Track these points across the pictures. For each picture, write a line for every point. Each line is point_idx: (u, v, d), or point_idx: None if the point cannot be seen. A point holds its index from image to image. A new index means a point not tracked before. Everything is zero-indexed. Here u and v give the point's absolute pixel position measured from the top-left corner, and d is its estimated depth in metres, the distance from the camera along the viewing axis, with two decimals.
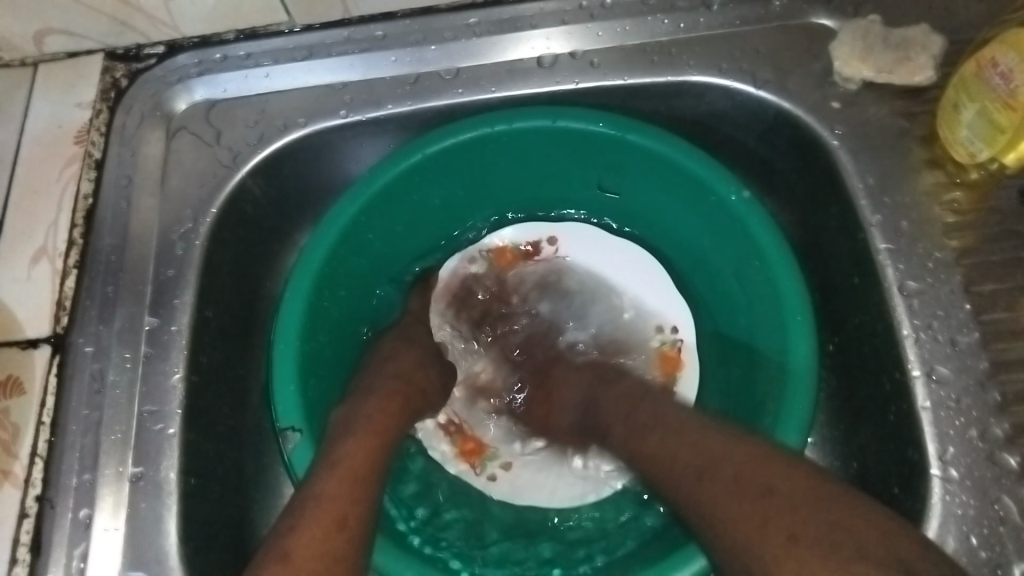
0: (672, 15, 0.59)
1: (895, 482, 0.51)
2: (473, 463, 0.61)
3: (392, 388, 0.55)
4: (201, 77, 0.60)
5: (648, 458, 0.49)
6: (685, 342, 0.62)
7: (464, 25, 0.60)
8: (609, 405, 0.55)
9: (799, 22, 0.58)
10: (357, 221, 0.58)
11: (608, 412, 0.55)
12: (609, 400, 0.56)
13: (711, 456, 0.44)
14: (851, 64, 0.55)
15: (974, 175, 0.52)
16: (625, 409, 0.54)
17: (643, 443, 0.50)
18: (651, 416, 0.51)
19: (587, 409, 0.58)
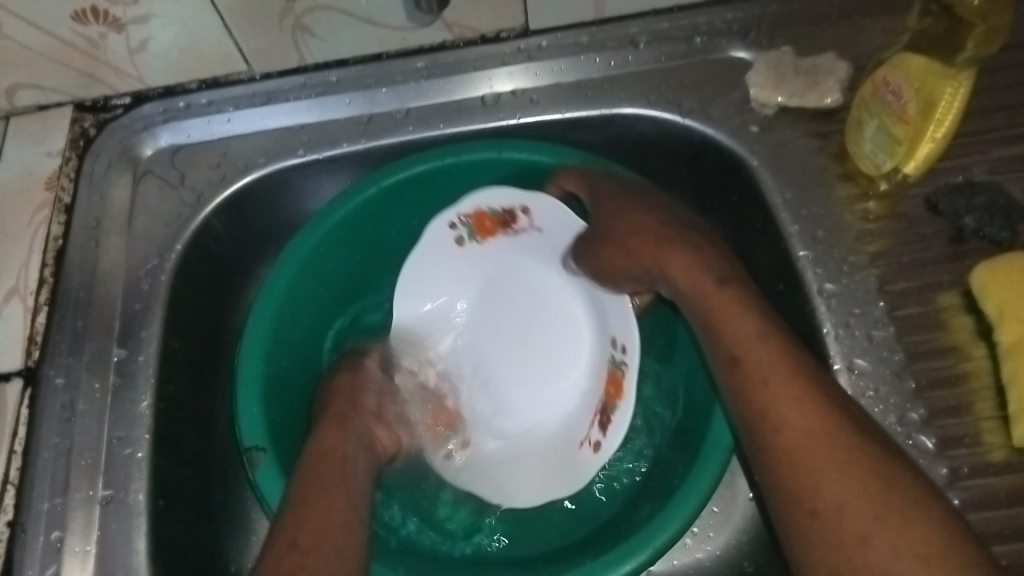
0: (603, 53, 0.64)
1: None
2: (442, 431, 0.64)
3: (334, 414, 0.58)
4: (167, 124, 0.64)
5: (755, 372, 0.48)
6: (630, 367, 0.61)
7: (412, 69, 0.64)
8: (749, 308, 0.51)
9: (718, 56, 0.63)
10: (309, 258, 0.61)
11: (740, 324, 0.50)
12: (705, 275, 0.54)
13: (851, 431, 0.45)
14: (765, 90, 0.61)
15: (884, 184, 0.57)
16: (717, 277, 0.53)
17: (790, 392, 0.47)
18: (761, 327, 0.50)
19: (716, 283, 0.53)
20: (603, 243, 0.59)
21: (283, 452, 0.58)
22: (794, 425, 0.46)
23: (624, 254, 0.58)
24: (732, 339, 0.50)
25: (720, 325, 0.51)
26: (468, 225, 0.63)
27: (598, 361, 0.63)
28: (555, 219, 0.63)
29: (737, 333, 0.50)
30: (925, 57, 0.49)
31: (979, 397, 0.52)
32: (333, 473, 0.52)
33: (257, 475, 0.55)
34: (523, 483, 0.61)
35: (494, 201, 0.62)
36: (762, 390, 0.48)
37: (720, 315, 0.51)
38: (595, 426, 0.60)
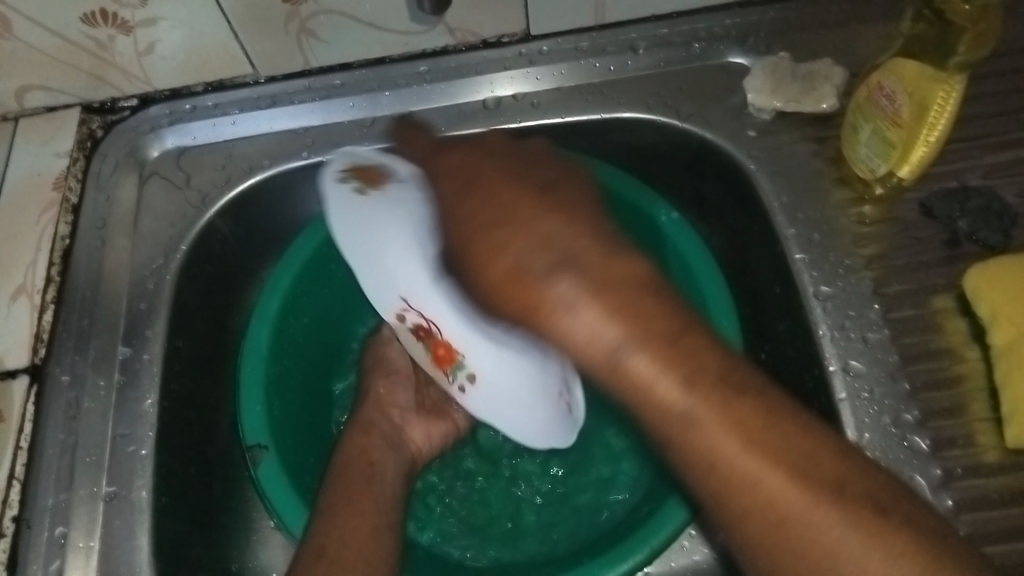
0: (602, 59, 0.65)
1: None
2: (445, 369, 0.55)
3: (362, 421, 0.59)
4: (173, 126, 0.65)
5: (661, 411, 0.40)
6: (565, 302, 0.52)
7: (415, 73, 0.65)
8: (660, 361, 0.39)
9: (716, 62, 0.65)
10: (301, 288, 0.62)
11: (665, 392, 0.39)
12: (610, 305, 0.39)
13: (782, 442, 0.38)
14: (762, 95, 0.61)
15: (879, 189, 0.58)
16: (615, 297, 0.40)
17: (749, 447, 0.38)
18: (664, 342, 0.39)
19: (610, 357, 0.40)
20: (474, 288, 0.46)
21: (288, 450, 0.58)
22: (773, 496, 0.37)
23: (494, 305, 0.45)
24: (665, 419, 0.40)
25: (650, 394, 0.39)
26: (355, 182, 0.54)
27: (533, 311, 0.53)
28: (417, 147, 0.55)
29: (660, 403, 0.39)
30: (918, 62, 0.50)
31: (973, 398, 0.53)
32: (362, 479, 0.53)
33: (261, 471, 0.55)
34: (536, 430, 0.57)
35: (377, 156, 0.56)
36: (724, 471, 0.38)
37: (636, 390, 0.40)
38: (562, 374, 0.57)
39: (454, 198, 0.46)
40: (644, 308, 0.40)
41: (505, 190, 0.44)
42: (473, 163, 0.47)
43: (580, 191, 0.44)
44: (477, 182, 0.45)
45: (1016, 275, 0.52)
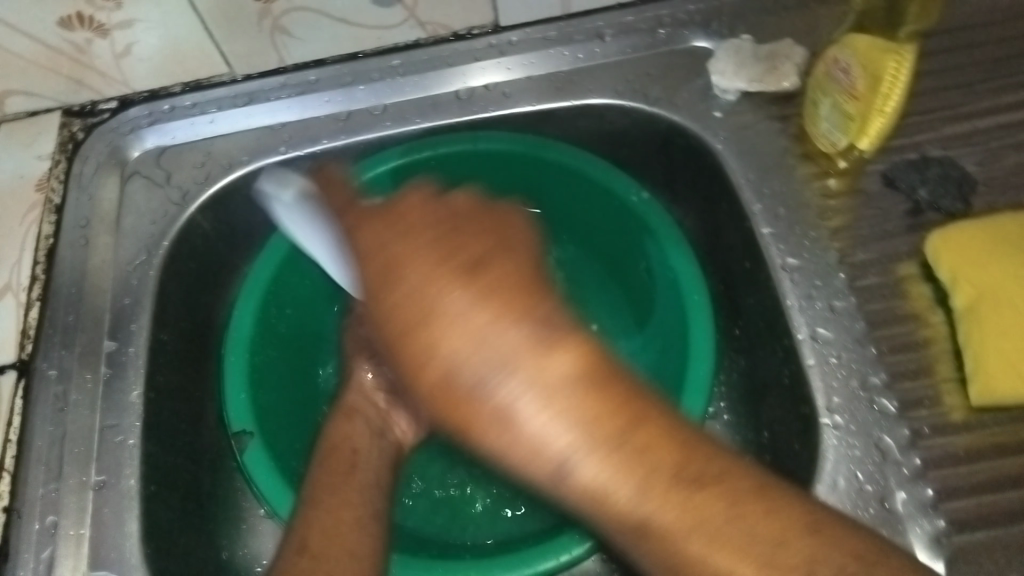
0: (571, 47, 0.67)
1: (796, 439, 0.57)
2: None
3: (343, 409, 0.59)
4: (152, 126, 0.67)
5: (625, 523, 0.34)
6: None
7: (388, 66, 0.67)
8: (619, 471, 0.33)
9: (682, 46, 0.67)
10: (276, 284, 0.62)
11: (621, 493, 0.34)
12: (556, 414, 0.33)
13: (758, 536, 0.34)
14: (726, 76, 0.63)
15: (842, 163, 0.59)
16: (560, 400, 0.33)
17: (720, 552, 0.33)
18: (620, 451, 0.34)
19: (562, 466, 0.33)
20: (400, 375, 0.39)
21: (273, 436, 0.59)
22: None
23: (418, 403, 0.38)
24: (623, 520, 0.34)
25: (606, 498, 0.34)
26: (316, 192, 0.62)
27: None
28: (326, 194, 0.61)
29: (616, 506, 0.34)
30: (870, 35, 0.52)
31: (939, 359, 0.55)
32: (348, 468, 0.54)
33: (248, 456, 0.56)
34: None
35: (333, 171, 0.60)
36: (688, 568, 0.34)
37: (590, 494, 0.34)
38: None
39: (360, 277, 0.38)
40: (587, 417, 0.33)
41: (416, 267, 0.35)
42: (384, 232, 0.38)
43: (515, 262, 0.35)
44: (397, 266, 0.36)
45: (978, 240, 0.54)
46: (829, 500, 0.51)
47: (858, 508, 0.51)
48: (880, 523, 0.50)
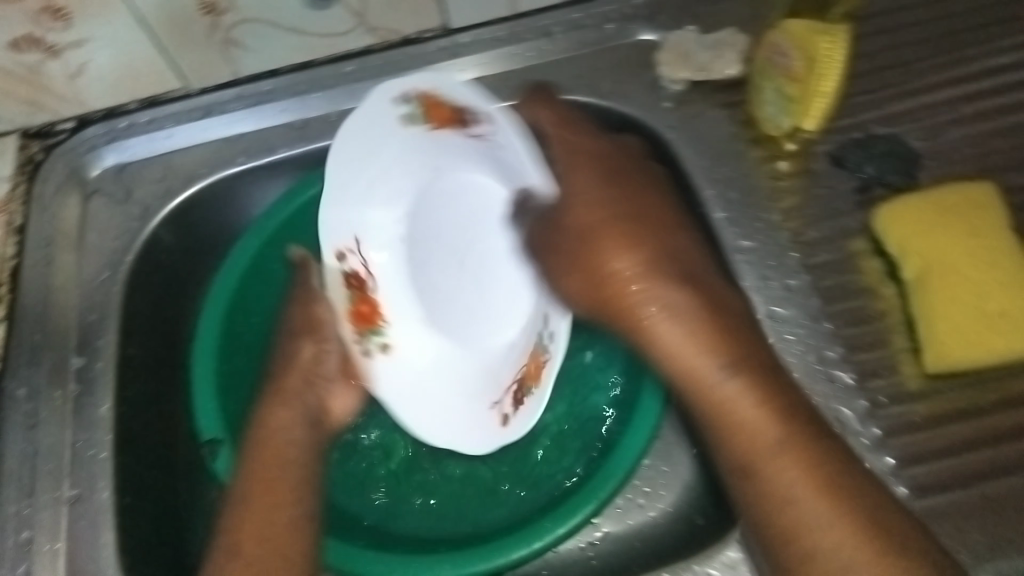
0: (522, 46, 0.68)
1: None
2: (359, 330, 0.52)
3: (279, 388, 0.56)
4: (110, 144, 0.67)
5: (734, 421, 0.45)
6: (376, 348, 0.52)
7: (342, 72, 0.68)
8: (749, 387, 0.45)
9: (629, 40, 0.68)
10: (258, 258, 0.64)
11: (750, 424, 0.45)
12: (722, 340, 0.46)
13: (812, 461, 0.44)
14: (671, 66, 0.65)
15: (791, 145, 0.61)
16: (699, 336, 0.46)
17: (796, 469, 0.44)
18: (729, 377, 0.45)
19: (703, 378, 0.46)
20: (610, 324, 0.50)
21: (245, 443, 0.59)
22: (800, 506, 0.44)
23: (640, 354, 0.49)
24: (728, 444, 0.46)
25: (728, 421, 0.46)
26: (416, 101, 0.52)
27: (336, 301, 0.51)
28: (475, 148, 0.54)
29: (753, 429, 0.45)
30: (802, 19, 0.53)
31: (893, 331, 0.56)
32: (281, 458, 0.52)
33: (220, 463, 0.56)
34: (472, 431, 0.57)
35: (452, 94, 0.54)
36: (778, 490, 0.44)
37: (738, 415, 0.45)
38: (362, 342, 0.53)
39: (620, 253, 0.48)
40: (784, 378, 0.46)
41: (611, 224, 0.49)
42: (570, 222, 0.51)
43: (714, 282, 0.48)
44: (592, 236, 0.49)
45: (927, 216, 0.55)
46: None
47: None
48: None
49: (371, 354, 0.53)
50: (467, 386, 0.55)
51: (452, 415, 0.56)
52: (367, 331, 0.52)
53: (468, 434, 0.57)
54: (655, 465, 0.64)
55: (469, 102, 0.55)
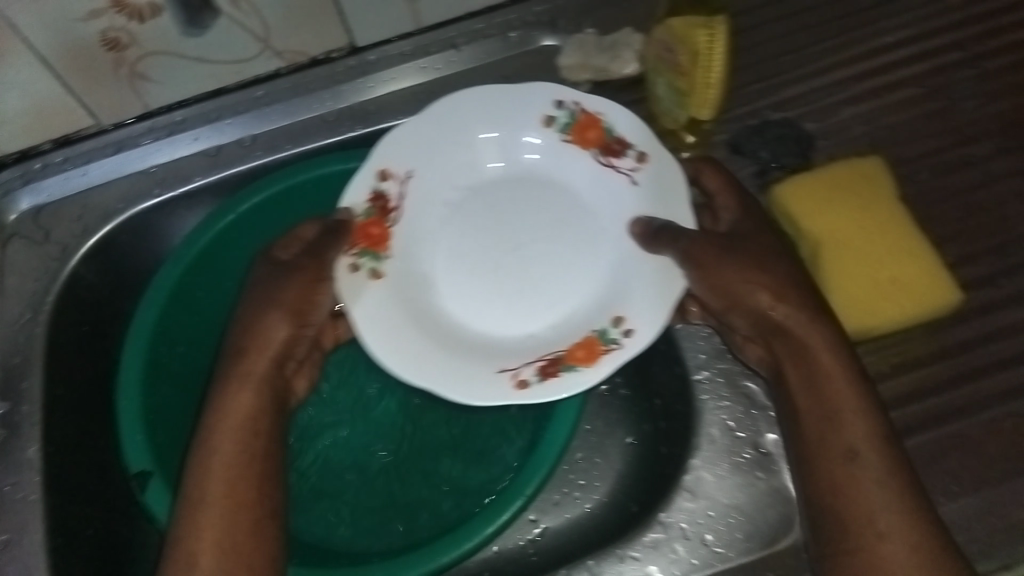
0: (428, 59, 0.69)
1: (677, 400, 0.60)
2: (358, 244, 0.59)
3: (243, 367, 0.56)
4: (26, 186, 0.67)
5: (824, 424, 0.50)
6: (372, 262, 0.59)
7: (252, 97, 0.68)
8: (864, 402, 0.50)
9: (533, 47, 0.70)
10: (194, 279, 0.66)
11: (850, 424, 0.50)
12: (831, 351, 0.52)
13: (893, 479, 0.48)
14: (572, 68, 0.67)
15: (691, 137, 0.63)
16: (844, 354, 0.52)
17: (875, 471, 0.48)
18: (850, 389, 0.51)
19: (848, 380, 0.51)
20: (745, 329, 0.56)
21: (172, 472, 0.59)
22: (872, 513, 0.48)
23: (778, 363, 0.54)
24: (828, 443, 0.50)
25: (833, 420, 0.50)
26: (570, 118, 0.61)
27: (355, 207, 0.59)
28: (608, 189, 0.62)
29: (849, 431, 0.50)
30: (683, 16, 0.55)
31: None
32: (247, 447, 0.53)
33: (147, 495, 0.56)
34: (461, 379, 0.56)
35: (616, 125, 0.60)
36: (855, 486, 0.48)
37: (839, 414, 0.50)
38: (356, 251, 0.59)
39: (753, 277, 0.54)
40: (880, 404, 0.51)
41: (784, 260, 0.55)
42: (736, 238, 0.56)
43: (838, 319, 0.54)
44: (739, 246, 0.56)
45: (818, 194, 0.58)
46: (702, 452, 0.54)
47: (732, 454, 0.54)
48: (756, 466, 0.53)
49: (355, 271, 0.58)
50: (477, 342, 0.59)
51: (418, 354, 0.57)
52: (367, 252, 0.59)
53: (432, 373, 0.56)
54: (586, 457, 0.65)
55: (631, 138, 0.60)
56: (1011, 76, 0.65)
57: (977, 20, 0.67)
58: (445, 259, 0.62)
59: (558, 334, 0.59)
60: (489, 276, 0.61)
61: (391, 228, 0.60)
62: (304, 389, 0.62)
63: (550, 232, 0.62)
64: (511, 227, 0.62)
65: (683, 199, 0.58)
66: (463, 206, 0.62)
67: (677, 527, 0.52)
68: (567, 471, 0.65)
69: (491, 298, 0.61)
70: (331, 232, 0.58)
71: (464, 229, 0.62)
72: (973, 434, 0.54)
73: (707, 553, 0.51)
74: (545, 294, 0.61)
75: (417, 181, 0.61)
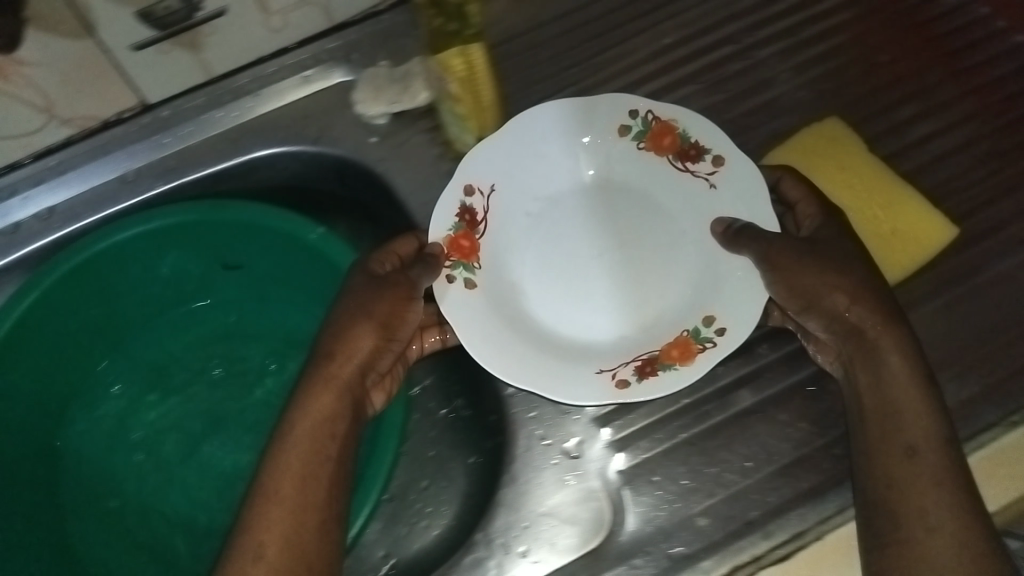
0: (225, 107, 0.69)
1: (489, 412, 0.61)
2: (451, 256, 0.59)
3: (328, 372, 0.56)
4: None
5: (887, 422, 0.51)
6: (472, 270, 0.60)
7: (45, 166, 0.66)
8: (932, 404, 0.51)
9: (333, 84, 0.70)
10: (48, 361, 0.65)
11: (915, 422, 0.50)
12: (902, 354, 0.52)
13: (942, 479, 0.48)
14: (366, 102, 0.68)
15: None
16: (916, 356, 0.52)
17: (924, 472, 0.49)
18: (917, 391, 0.51)
19: (922, 380, 0.51)
20: (820, 331, 0.55)
21: None
22: (925, 507, 0.48)
23: (848, 364, 0.54)
24: (889, 440, 0.50)
25: (897, 419, 0.51)
26: (647, 125, 0.62)
27: (443, 225, 0.60)
28: (674, 191, 0.62)
29: (911, 429, 0.50)
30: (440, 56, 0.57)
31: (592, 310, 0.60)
32: (320, 448, 0.54)
33: None
34: (558, 380, 0.56)
35: (692, 129, 0.61)
36: (916, 481, 0.48)
37: (903, 413, 0.51)
38: (455, 262, 0.59)
39: (830, 279, 0.54)
40: (946, 412, 0.51)
41: (855, 263, 0.54)
42: (807, 240, 0.56)
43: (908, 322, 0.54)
44: (813, 246, 0.55)
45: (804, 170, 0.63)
46: (515, 460, 0.55)
47: (544, 461, 0.54)
48: (567, 468, 0.54)
49: (452, 281, 0.59)
50: (570, 342, 0.59)
51: (511, 356, 0.56)
52: (463, 261, 0.60)
53: (526, 373, 0.55)
54: (431, 484, 0.64)
55: (706, 142, 0.60)
56: (784, 62, 0.69)
57: (749, 12, 0.71)
58: (531, 269, 0.62)
59: (655, 333, 0.59)
60: (574, 280, 0.61)
61: (479, 240, 0.61)
62: (382, 404, 0.60)
63: (629, 236, 0.62)
64: (590, 232, 0.63)
65: (761, 198, 0.58)
66: (545, 212, 0.63)
67: (498, 543, 0.52)
68: (414, 501, 0.64)
69: (581, 303, 0.61)
70: (423, 258, 0.58)
71: (547, 237, 0.63)
72: (766, 407, 0.56)
73: (523, 563, 0.52)
74: (628, 293, 0.61)
75: (500, 193, 0.62)
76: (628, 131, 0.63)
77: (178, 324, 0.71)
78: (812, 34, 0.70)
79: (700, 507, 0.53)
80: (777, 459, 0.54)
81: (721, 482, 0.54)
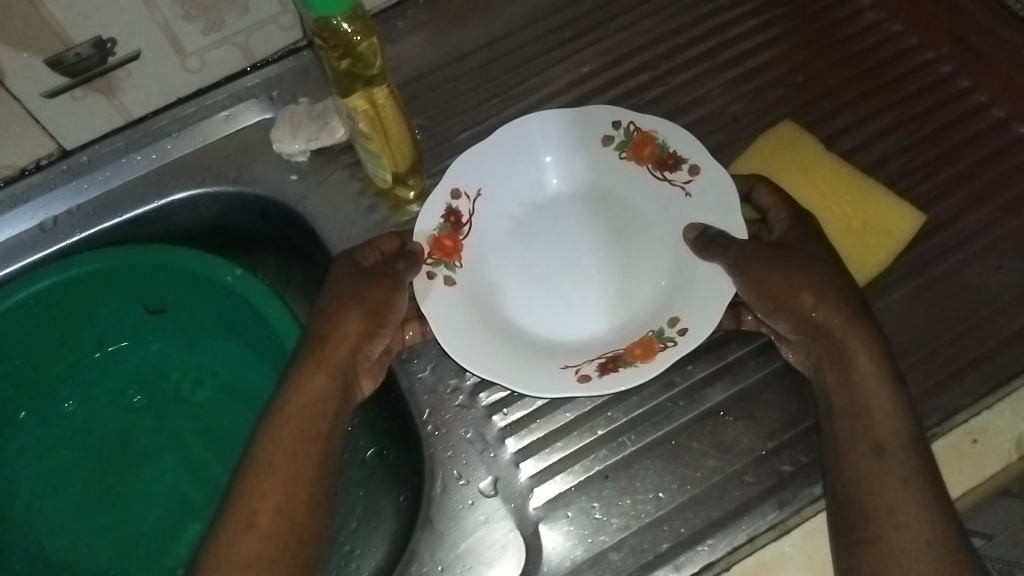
0: (143, 150, 0.69)
1: (414, 448, 0.61)
2: (433, 253, 0.61)
3: (320, 354, 0.56)
4: None
5: (857, 420, 0.52)
6: (454, 267, 0.61)
7: None
8: (900, 399, 0.52)
9: (256, 122, 0.70)
10: None
11: (881, 420, 0.51)
12: (870, 350, 0.53)
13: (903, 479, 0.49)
14: (284, 141, 0.68)
15: (409, 192, 0.66)
16: (886, 355, 0.53)
17: (885, 474, 0.49)
18: (885, 390, 0.52)
19: (887, 377, 0.52)
20: (790, 333, 0.56)
21: None
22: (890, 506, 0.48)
23: (818, 364, 0.55)
24: (857, 441, 0.51)
25: (866, 419, 0.51)
26: (628, 136, 0.64)
27: (430, 223, 0.61)
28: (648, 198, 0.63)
29: (877, 426, 0.51)
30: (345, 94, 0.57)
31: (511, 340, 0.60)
32: (305, 447, 0.53)
33: None
34: (527, 373, 0.56)
35: (671, 140, 0.62)
36: (883, 482, 0.49)
37: (871, 412, 0.51)
38: (436, 260, 0.60)
39: (796, 280, 0.55)
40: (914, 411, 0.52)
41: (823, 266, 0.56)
42: (773, 245, 0.57)
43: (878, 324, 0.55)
44: (779, 250, 0.56)
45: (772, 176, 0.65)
46: (433, 502, 0.55)
47: (459, 503, 0.55)
48: (480, 510, 0.54)
49: (433, 277, 0.60)
50: (545, 339, 0.60)
51: (481, 349, 0.57)
52: (445, 259, 0.61)
53: (492, 365, 0.56)
54: (361, 525, 0.64)
55: (684, 152, 0.62)
56: (702, 85, 0.70)
57: (665, 38, 0.72)
58: (514, 270, 0.62)
59: (631, 329, 0.59)
60: (554, 278, 0.62)
61: (465, 241, 0.62)
62: (369, 390, 0.59)
63: (607, 238, 0.63)
64: (569, 234, 0.63)
65: (733, 209, 0.59)
66: (527, 215, 0.64)
67: None
68: (343, 543, 0.63)
69: (559, 301, 0.61)
70: (405, 254, 0.59)
71: (528, 239, 0.63)
72: (681, 436, 0.57)
73: None
74: (602, 291, 0.61)
75: (487, 198, 0.63)
76: (612, 135, 0.64)
77: (121, 360, 0.71)
78: (729, 57, 0.71)
79: (612, 541, 0.53)
80: (689, 488, 0.54)
81: (635, 514, 0.54)
